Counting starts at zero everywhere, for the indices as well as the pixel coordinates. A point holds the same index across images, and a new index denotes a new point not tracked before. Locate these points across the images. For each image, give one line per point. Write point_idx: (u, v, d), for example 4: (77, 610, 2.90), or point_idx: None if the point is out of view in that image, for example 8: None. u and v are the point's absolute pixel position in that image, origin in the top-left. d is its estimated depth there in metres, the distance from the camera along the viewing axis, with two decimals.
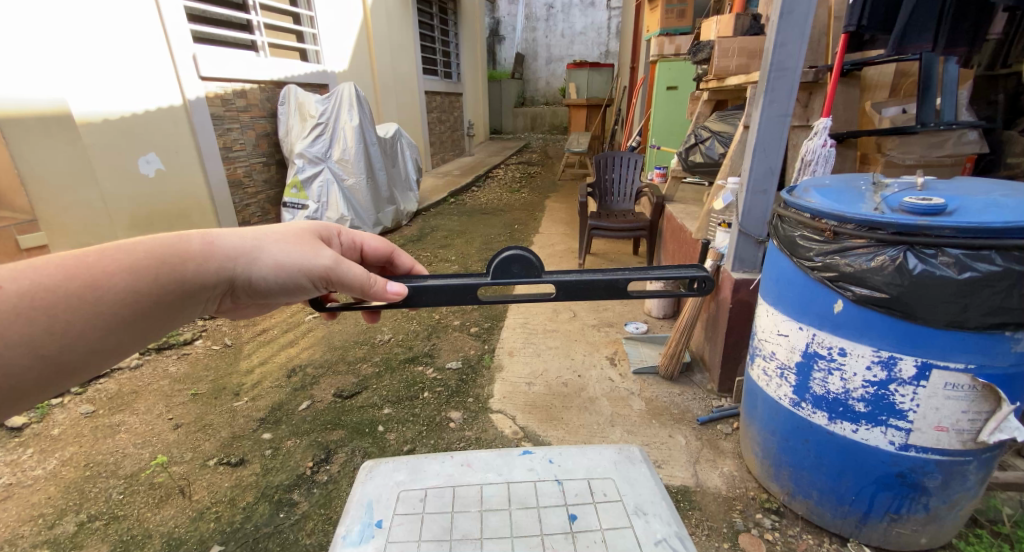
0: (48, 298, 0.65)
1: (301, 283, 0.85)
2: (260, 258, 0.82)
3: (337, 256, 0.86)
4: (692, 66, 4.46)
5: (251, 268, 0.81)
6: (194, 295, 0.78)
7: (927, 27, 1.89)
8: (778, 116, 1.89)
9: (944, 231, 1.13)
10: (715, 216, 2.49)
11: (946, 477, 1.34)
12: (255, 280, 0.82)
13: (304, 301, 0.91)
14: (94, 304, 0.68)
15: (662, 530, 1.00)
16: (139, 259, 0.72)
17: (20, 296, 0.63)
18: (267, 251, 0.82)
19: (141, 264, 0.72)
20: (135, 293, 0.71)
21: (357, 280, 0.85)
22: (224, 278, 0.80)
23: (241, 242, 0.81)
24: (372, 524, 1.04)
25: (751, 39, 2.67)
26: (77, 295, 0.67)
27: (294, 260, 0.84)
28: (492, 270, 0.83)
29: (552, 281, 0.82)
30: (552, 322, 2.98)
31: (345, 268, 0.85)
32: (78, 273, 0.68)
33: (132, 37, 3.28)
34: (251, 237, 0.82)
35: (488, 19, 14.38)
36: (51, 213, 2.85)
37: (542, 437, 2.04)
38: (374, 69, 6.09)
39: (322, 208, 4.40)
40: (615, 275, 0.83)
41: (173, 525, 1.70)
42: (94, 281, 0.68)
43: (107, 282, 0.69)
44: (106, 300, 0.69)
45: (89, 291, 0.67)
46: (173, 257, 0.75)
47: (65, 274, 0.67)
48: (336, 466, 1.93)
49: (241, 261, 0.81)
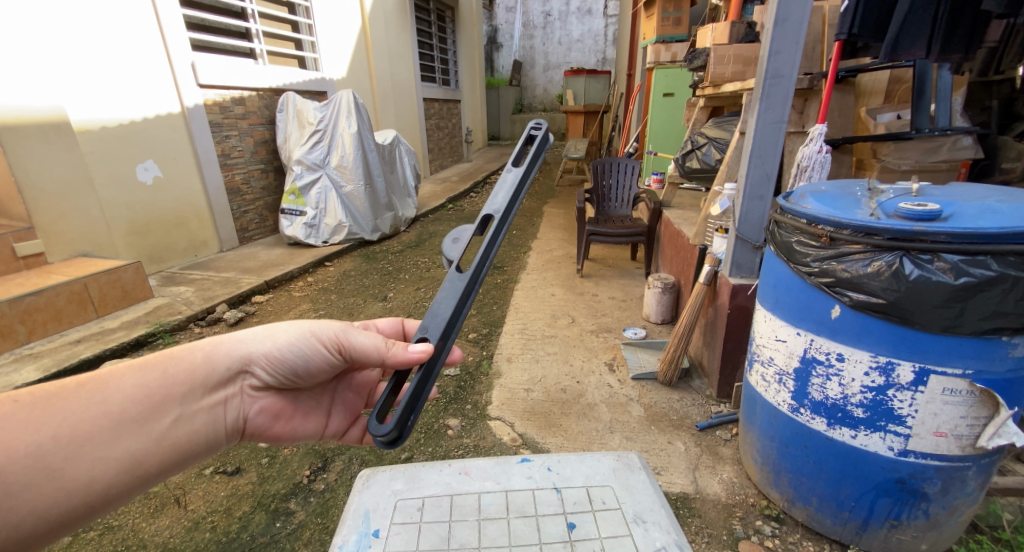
0: (62, 403, 0.80)
1: (314, 347, 1.00)
2: (271, 336, 0.99)
3: (347, 325, 1.03)
4: (688, 73, 4.50)
5: (262, 347, 0.98)
6: (216, 380, 0.94)
7: (919, 35, 1.92)
8: (773, 122, 1.90)
9: (939, 236, 1.13)
10: (712, 221, 2.50)
11: (946, 483, 1.33)
12: (272, 354, 0.99)
13: (324, 371, 1.05)
14: (104, 401, 0.82)
15: (662, 538, 1.00)
16: (147, 360, 0.89)
17: (35, 404, 0.78)
18: (280, 330, 1.00)
19: (148, 363, 0.89)
20: (136, 390, 0.85)
21: (376, 344, 0.99)
22: (239, 362, 0.96)
23: (254, 330, 1.00)
24: (369, 534, 1.03)
25: (747, 46, 2.69)
26: (87, 398, 0.82)
27: (306, 327, 1.00)
28: (444, 251, 1.00)
29: (480, 218, 1.02)
30: (551, 328, 2.98)
31: (352, 332, 1.01)
32: (90, 381, 0.84)
33: (131, 46, 3.30)
34: (262, 326, 1.01)
35: (486, 28, 14.46)
36: (48, 221, 2.89)
37: (541, 445, 2.02)
38: (373, 76, 6.13)
39: (321, 215, 4.45)
40: (506, 177, 1.04)
41: (168, 535, 1.68)
42: (102, 385, 0.84)
43: (115, 381, 0.85)
44: (112, 398, 0.83)
45: (97, 393, 0.83)
46: (182, 352, 0.93)
47: (80, 383, 0.83)
48: (333, 474, 1.92)
49: (251, 343, 0.98)
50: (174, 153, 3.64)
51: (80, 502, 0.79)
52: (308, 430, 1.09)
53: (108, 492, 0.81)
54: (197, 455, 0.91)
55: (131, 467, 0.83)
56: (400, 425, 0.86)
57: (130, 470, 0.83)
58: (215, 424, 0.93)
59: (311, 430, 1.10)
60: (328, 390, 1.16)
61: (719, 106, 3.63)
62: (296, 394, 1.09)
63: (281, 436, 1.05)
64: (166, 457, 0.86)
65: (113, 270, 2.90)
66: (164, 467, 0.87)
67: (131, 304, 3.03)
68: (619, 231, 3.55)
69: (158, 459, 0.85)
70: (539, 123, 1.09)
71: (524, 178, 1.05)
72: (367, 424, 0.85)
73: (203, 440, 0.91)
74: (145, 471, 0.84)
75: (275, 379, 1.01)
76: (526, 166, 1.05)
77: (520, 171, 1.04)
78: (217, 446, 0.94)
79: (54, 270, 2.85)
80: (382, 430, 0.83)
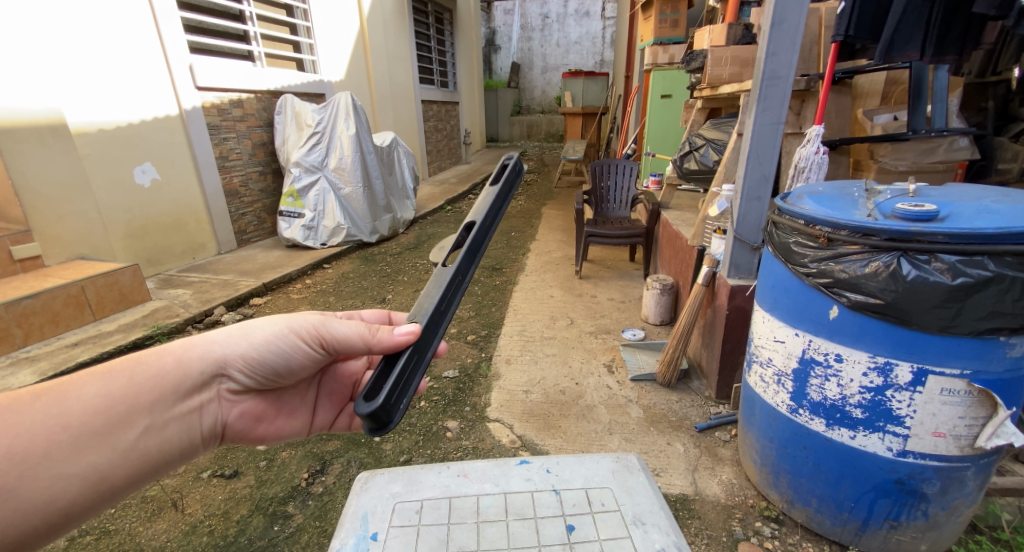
0: (16, 416, 0.77)
1: (294, 344, 1.00)
2: (245, 333, 0.98)
3: (324, 316, 1.02)
4: (686, 75, 4.51)
5: (237, 346, 0.97)
6: (189, 386, 0.92)
7: (914, 37, 1.94)
8: (772, 123, 1.90)
9: (937, 237, 1.13)
10: (710, 223, 2.50)
11: (944, 483, 1.33)
12: (249, 355, 0.98)
13: (305, 366, 1.05)
14: (64, 414, 0.80)
15: (662, 540, 1.00)
16: (113, 369, 0.87)
17: None
18: (254, 326, 1.00)
19: (113, 372, 0.87)
20: (98, 399, 0.84)
21: (358, 331, 0.97)
22: (214, 365, 0.96)
23: (226, 327, 0.99)
24: (367, 537, 1.03)
25: (744, 48, 2.70)
26: (46, 411, 0.80)
27: (280, 322, 0.99)
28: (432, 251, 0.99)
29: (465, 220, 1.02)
30: (549, 330, 2.97)
31: (332, 324, 1.01)
32: (47, 392, 0.82)
33: (129, 49, 3.30)
34: (236, 323, 1.00)
35: (483, 30, 14.48)
36: (45, 224, 2.89)
37: (541, 447, 2.02)
38: (372, 79, 6.14)
39: (319, 217, 4.45)
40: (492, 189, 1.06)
41: (165, 539, 1.67)
42: (62, 395, 0.82)
43: (76, 392, 0.83)
44: (74, 410, 0.81)
45: (56, 405, 0.81)
46: (151, 357, 0.91)
47: (36, 395, 0.80)
48: (332, 477, 1.91)
49: (227, 345, 0.97)
50: (172, 156, 3.64)
51: (41, 520, 0.77)
52: (293, 429, 1.12)
53: (73, 508, 0.80)
54: (171, 464, 0.91)
55: (97, 481, 0.82)
56: (389, 405, 0.80)
57: (95, 485, 0.82)
58: (191, 430, 0.92)
59: (296, 428, 1.12)
60: (313, 385, 1.17)
61: (717, 107, 3.64)
62: (277, 394, 1.10)
63: (264, 436, 1.07)
64: (136, 467, 0.86)
65: (110, 273, 2.90)
66: (133, 478, 0.86)
67: (127, 307, 3.02)
68: (617, 233, 3.55)
69: (128, 470, 0.85)
70: (511, 153, 1.11)
71: (500, 202, 1.06)
72: (357, 404, 0.78)
73: (176, 447, 0.91)
74: (112, 485, 0.83)
75: (253, 381, 1.02)
76: (505, 185, 1.07)
77: (501, 186, 1.06)
78: (193, 453, 0.94)
79: (51, 273, 2.84)
80: (372, 408, 0.77)
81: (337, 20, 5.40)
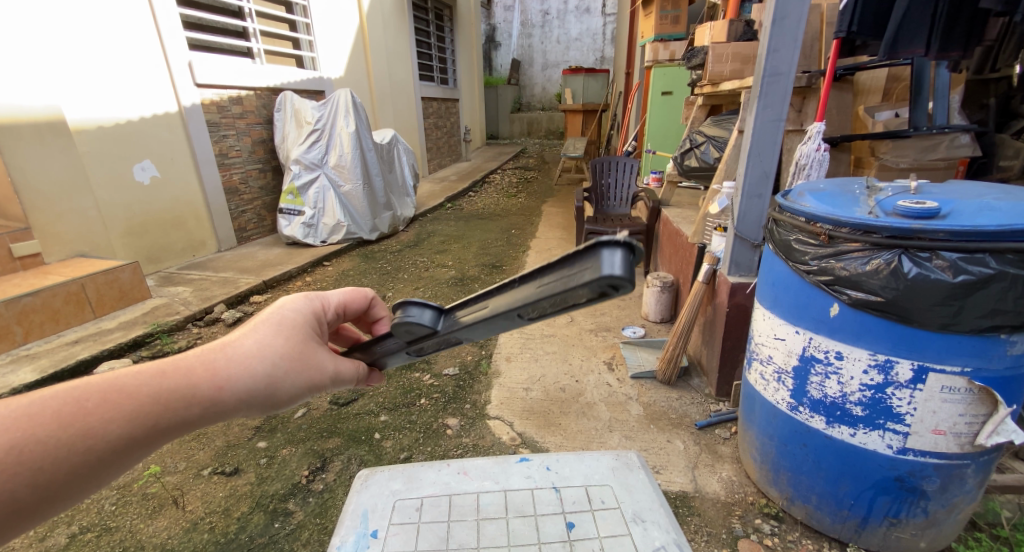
0: (37, 450, 0.60)
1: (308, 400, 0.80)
2: (274, 394, 0.73)
3: (342, 370, 0.81)
4: (686, 72, 4.50)
5: (264, 404, 0.74)
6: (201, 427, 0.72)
7: (919, 32, 1.92)
8: (772, 121, 1.90)
9: (937, 234, 1.13)
10: (710, 220, 2.49)
11: (944, 481, 1.33)
12: (270, 413, 0.76)
13: None
14: (84, 457, 0.62)
15: (662, 537, 0.99)
16: (141, 406, 0.65)
17: (8, 448, 0.58)
18: (281, 387, 0.74)
19: (141, 411, 0.65)
20: (129, 441, 0.65)
21: (356, 378, 0.84)
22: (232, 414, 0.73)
23: (255, 382, 0.72)
24: (367, 535, 1.03)
25: (745, 45, 2.69)
26: (67, 446, 0.61)
27: (308, 386, 0.76)
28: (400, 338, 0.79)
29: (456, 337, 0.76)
30: (549, 327, 2.98)
31: (344, 379, 0.81)
32: (71, 421, 0.62)
33: (128, 46, 3.29)
34: (264, 373, 0.72)
35: (483, 27, 14.44)
36: (45, 222, 2.88)
37: (541, 444, 2.02)
38: (372, 76, 6.13)
39: (319, 214, 4.45)
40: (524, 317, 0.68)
41: (166, 536, 1.68)
42: (84, 431, 0.62)
43: (98, 431, 0.63)
44: (97, 450, 0.63)
45: (80, 440, 0.62)
46: (178, 401, 0.67)
47: (59, 423, 0.61)
48: (332, 474, 1.92)
49: (252, 402, 0.73)
50: (172, 153, 3.64)
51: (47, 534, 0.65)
52: None
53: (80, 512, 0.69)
54: None
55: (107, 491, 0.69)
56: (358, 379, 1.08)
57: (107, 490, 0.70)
58: None
59: None
60: None
61: (717, 104, 3.64)
62: None
63: None
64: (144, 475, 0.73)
65: (111, 271, 2.89)
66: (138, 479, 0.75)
67: (128, 305, 3.02)
68: (618, 230, 3.54)
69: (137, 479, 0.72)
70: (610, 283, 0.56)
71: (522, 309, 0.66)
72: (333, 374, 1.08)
73: None
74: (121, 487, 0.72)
75: None
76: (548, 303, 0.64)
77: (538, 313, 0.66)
78: None
79: (52, 270, 2.83)
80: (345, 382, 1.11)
81: (336, 17, 5.38)
